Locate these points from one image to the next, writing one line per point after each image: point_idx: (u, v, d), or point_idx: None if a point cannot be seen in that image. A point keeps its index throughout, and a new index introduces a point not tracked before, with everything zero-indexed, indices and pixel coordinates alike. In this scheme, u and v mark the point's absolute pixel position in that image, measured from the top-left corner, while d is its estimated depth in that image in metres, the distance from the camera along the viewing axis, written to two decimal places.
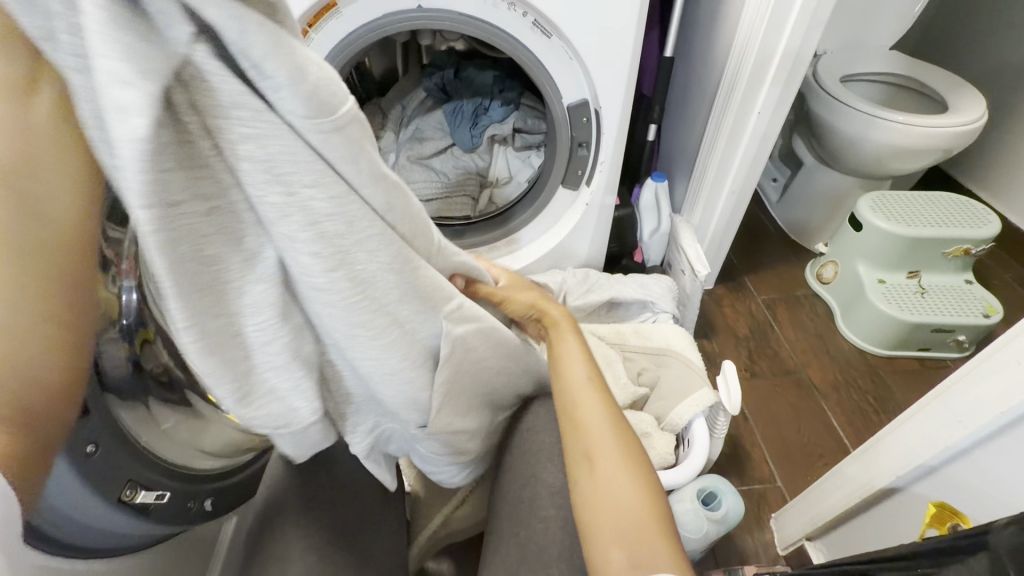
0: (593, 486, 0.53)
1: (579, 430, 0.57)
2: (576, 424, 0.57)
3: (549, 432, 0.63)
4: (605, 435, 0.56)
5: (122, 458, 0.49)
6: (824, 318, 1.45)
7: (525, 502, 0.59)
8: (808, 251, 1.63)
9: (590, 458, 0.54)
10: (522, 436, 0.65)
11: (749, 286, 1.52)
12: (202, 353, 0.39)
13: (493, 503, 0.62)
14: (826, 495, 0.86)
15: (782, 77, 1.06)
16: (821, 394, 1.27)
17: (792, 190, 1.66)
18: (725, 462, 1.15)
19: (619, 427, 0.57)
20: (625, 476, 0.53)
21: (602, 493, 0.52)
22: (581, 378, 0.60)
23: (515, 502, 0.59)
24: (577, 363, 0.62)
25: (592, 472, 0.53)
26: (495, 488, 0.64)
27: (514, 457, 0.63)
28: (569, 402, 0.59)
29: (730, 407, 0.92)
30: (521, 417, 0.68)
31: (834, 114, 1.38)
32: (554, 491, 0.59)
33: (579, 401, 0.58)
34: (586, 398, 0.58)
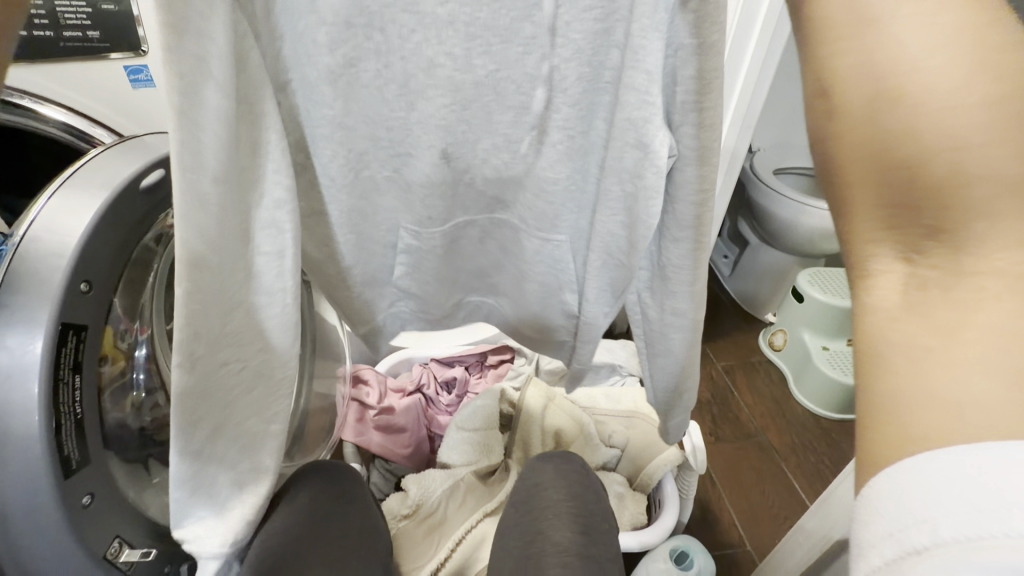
0: (888, 385, 0.26)
1: (885, 262, 0.28)
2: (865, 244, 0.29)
3: (545, 474, 0.73)
4: (999, 326, 0.24)
5: (110, 510, 0.53)
6: (779, 383, 1.55)
7: (533, 558, 0.62)
8: (758, 320, 1.77)
9: (909, 350, 0.26)
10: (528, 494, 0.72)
11: (709, 353, 1.62)
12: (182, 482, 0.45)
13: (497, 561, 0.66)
14: (792, 553, 0.92)
15: (721, 170, 1.22)
16: (781, 455, 1.36)
17: (742, 265, 1.80)
18: (693, 522, 1.21)
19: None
20: (1004, 303, 0.24)
21: (880, 250, 0.28)
22: (988, 120, 0.24)
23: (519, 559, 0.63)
24: (977, 64, 0.24)
25: (945, 466, 0.22)
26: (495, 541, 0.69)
27: (524, 514, 0.69)
28: (931, 188, 0.25)
29: (695, 466, 0.96)
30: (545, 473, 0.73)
31: (770, 201, 1.56)
32: (561, 548, 0.63)
33: (977, 199, 0.24)
34: (918, 46, 0.25)
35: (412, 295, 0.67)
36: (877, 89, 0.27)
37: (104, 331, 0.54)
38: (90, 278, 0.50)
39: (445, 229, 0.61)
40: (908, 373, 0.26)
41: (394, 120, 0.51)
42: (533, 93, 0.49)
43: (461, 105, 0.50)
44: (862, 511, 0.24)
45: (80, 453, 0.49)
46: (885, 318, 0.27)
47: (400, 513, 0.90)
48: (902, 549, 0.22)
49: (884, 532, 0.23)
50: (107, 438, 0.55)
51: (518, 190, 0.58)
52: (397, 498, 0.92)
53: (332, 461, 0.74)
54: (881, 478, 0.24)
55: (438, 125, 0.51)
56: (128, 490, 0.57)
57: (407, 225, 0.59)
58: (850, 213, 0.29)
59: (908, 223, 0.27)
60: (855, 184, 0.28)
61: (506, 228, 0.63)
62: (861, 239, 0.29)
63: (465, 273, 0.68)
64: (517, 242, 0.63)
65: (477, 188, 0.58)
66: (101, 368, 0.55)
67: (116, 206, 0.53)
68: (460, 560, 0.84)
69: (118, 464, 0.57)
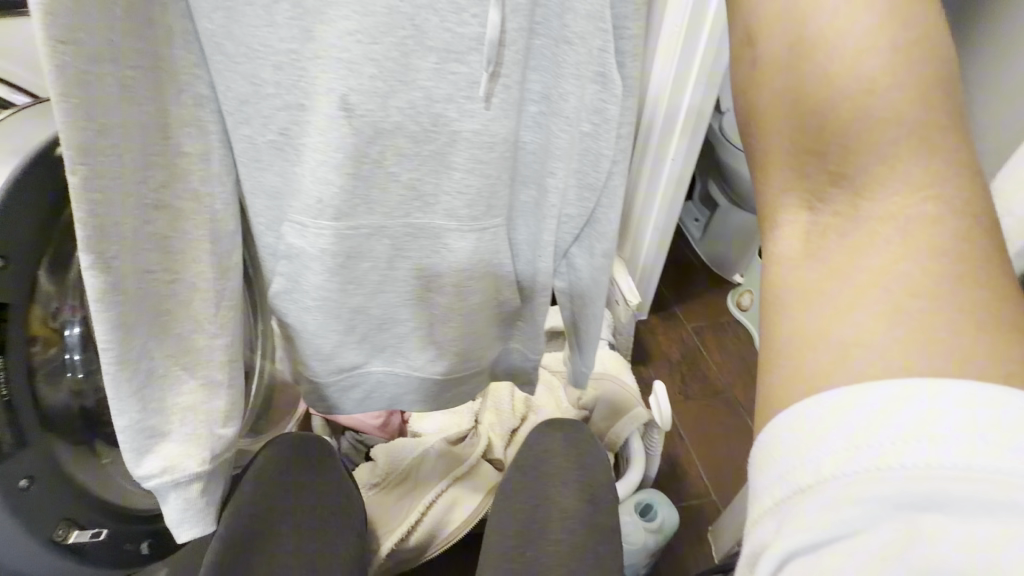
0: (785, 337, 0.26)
1: (793, 213, 0.27)
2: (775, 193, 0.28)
3: (555, 441, 0.74)
4: (887, 271, 0.24)
5: (55, 492, 0.52)
6: (745, 341, 1.59)
7: (536, 522, 0.65)
8: (727, 281, 1.80)
9: (811, 297, 0.26)
10: (528, 458, 0.73)
11: (678, 314, 1.65)
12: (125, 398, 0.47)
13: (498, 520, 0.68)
14: (751, 500, 0.96)
15: (687, 129, 1.20)
16: (745, 408, 1.41)
17: (712, 227, 1.81)
18: (662, 476, 1.26)
19: (949, 257, 0.23)
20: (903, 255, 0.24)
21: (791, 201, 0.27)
22: (885, 70, 0.24)
23: (521, 522, 0.65)
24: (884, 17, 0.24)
25: (837, 411, 0.23)
26: (495, 504, 0.71)
27: (532, 477, 0.70)
28: (835, 133, 0.25)
29: (660, 423, 0.98)
30: (550, 436, 0.75)
31: (737, 160, 1.56)
32: (565, 515, 0.65)
33: (875, 147, 0.24)
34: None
35: (309, 311, 0.62)
36: (792, 39, 0.26)
37: (32, 310, 0.52)
38: (7, 253, 0.48)
39: (338, 228, 0.55)
40: (808, 322, 0.25)
41: (288, 54, 0.47)
42: (462, 29, 0.47)
43: (374, 29, 0.45)
44: (761, 454, 0.25)
45: (13, 436, 0.48)
46: (790, 266, 0.27)
47: (370, 482, 0.93)
48: (793, 488, 0.23)
49: (778, 473, 0.24)
50: (46, 419, 0.53)
51: (440, 176, 0.55)
52: (366, 469, 0.95)
53: (281, 435, 0.72)
54: (780, 421, 0.24)
55: (340, 57, 0.46)
56: (75, 469, 0.56)
57: (293, 218, 0.55)
58: (762, 163, 0.28)
59: (813, 171, 0.26)
60: (768, 132, 0.27)
61: (426, 233, 0.59)
62: (773, 190, 0.28)
63: (361, 321, 0.64)
64: (439, 250, 0.60)
65: (390, 170, 0.54)
66: (31, 348, 0.52)
67: (32, 174, 0.49)
68: (432, 523, 0.86)
69: (62, 445, 0.55)
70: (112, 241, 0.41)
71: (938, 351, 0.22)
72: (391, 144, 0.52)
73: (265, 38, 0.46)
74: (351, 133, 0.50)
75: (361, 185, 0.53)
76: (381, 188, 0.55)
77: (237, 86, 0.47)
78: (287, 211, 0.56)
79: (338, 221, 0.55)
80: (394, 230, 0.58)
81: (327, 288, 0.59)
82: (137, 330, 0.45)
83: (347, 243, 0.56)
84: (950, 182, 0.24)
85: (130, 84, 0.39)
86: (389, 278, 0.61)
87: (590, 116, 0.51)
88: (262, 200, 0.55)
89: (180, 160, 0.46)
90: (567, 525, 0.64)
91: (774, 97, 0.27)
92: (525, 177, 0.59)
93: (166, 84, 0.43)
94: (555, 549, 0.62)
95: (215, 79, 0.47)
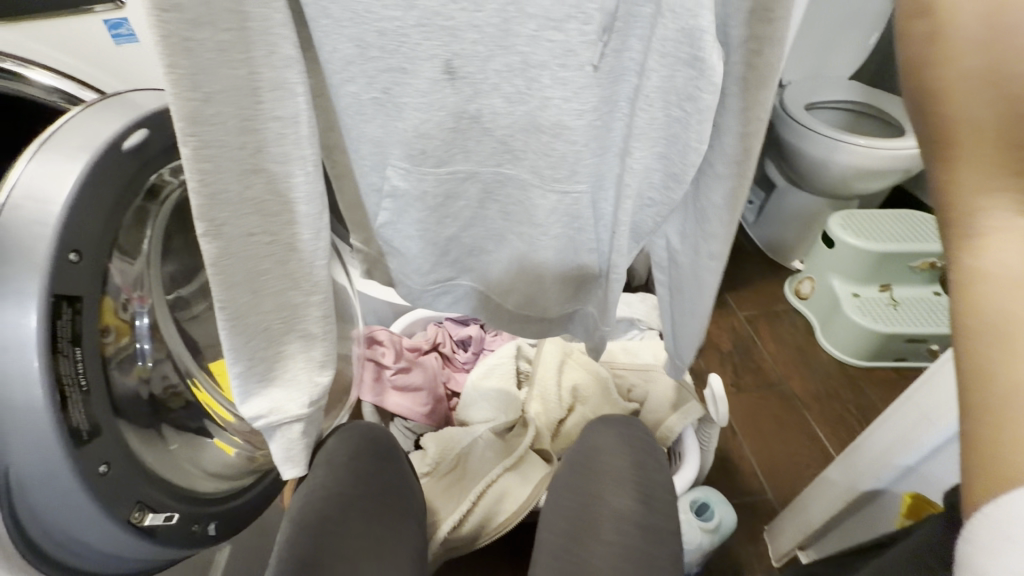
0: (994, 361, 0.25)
1: (1003, 218, 0.25)
2: (975, 204, 0.26)
3: (607, 438, 0.72)
4: None
5: (129, 477, 0.54)
6: (804, 332, 1.50)
7: (585, 518, 0.63)
8: (784, 267, 1.70)
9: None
10: (581, 451, 0.72)
11: (731, 303, 1.57)
12: (235, 349, 0.50)
13: (547, 516, 0.66)
14: (815, 503, 0.91)
15: None
16: (804, 401, 1.34)
17: (768, 210, 1.71)
18: (714, 472, 1.21)
19: None
20: None
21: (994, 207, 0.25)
22: None
23: (571, 519, 0.63)
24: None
25: None
26: (549, 496, 0.69)
27: (582, 471, 0.68)
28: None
29: (717, 419, 0.94)
30: (597, 429, 0.74)
31: (801, 138, 1.45)
32: (619, 515, 0.62)
33: None
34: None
35: (411, 241, 0.62)
36: (996, 43, 0.24)
37: (103, 302, 0.53)
38: (79, 247, 0.49)
39: (437, 174, 0.56)
40: (1021, 341, 0.25)
41: (392, 22, 0.46)
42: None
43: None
44: (1001, 521, 0.24)
45: (91, 424, 0.49)
46: (1005, 284, 0.25)
47: (420, 471, 0.92)
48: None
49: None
50: (118, 407, 0.55)
51: (532, 136, 0.53)
52: (416, 458, 0.95)
53: (353, 422, 0.74)
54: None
55: (446, 24, 0.46)
56: (143, 454, 0.58)
57: (396, 162, 0.56)
58: (948, 168, 0.27)
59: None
60: (975, 139, 0.25)
61: (513, 183, 0.58)
62: (963, 197, 0.26)
63: (454, 247, 0.65)
64: (524, 203, 0.59)
65: (485, 126, 0.53)
66: (103, 339, 0.54)
67: (96, 169, 0.50)
68: (483, 512, 0.86)
69: (132, 432, 0.57)
70: (216, 207, 0.43)
71: None
72: (478, 108, 0.52)
73: (369, 5, 0.45)
74: (453, 95, 0.51)
75: (462, 133, 0.54)
76: (481, 133, 0.54)
77: (343, 48, 0.47)
78: (390, 155, 0.56)
79: (440, 167, 0.56)
80: (486, 180, 0.58)
81: (428, 223, 0.61)
82: (243, 292, 0.48)
83: (443, 187, 0.58)
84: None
85: (226, 48, 0.39)
86: (490, 235, 0.64)
87: (679, 102, 0.46)
88: (364, 143, 0.55)
89: (273, 124, 0.44)
90: (619, 526, 0.61)
91: (959, 101, 0.25)
92: (614, 162, 0.54)
93: (252, 37, 0.40)
94: (609, 550, 0.59)
95: (322, 41, 0.47)
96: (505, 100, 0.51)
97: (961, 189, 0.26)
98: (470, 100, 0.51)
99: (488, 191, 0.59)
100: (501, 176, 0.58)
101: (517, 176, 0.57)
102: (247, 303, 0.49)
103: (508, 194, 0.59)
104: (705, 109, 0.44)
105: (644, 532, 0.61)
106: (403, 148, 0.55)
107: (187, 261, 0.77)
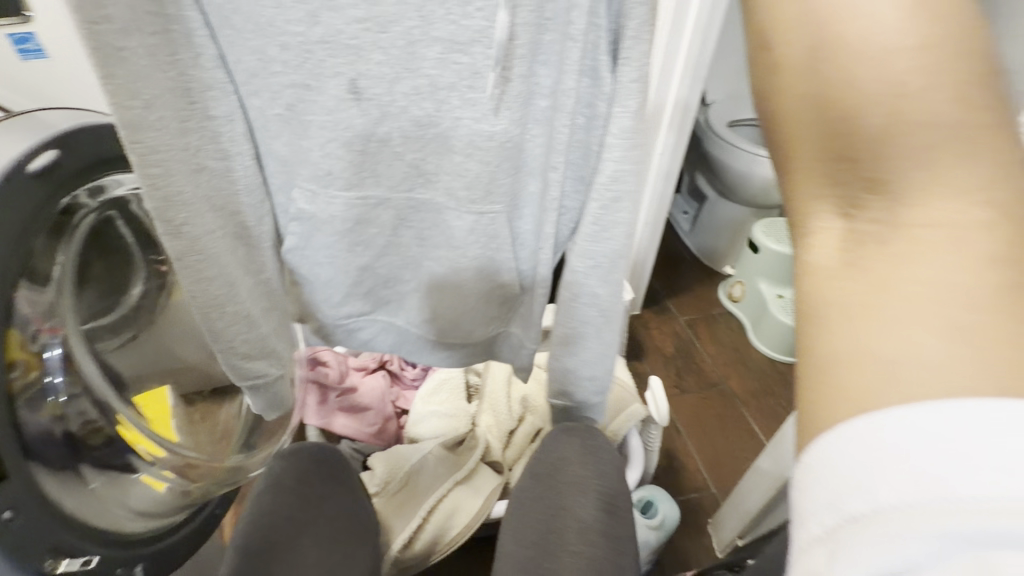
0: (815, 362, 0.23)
1: (824, 221, 0.24)
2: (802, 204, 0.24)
3: (572, 451, 0.70)
4: (928, 285, 0.21)
5: (42, 523, 0.50)
6: (738, 333, 1.60)
7: (555, 536, 0.65)
8: (718, 273, 1.81)
9: (855, 315, 0.22)
10: (545, 463, 0.71)
11: (671, 308, 1.65)
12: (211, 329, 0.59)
13: (509, 526, 0.68)
14: (751, 493, 0.97)
15: (673, 125, 1.20)
16: (740, 397, 1.43)
17: (701, 219, 1.82)
18: (661, 470, 1.26)
19: (1000, 263, 0.21)
20: (946, 267, 0.21)
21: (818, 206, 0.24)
22: (920, 62, 0.21)
23: (542, 532, 0.65)
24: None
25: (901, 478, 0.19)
26: (510, 510, 0.69)
27: (547, 483, 0.70)
28: (871, 139, 0.22)
29: (659, 418, 0.98)
30: (556, 440, 0.72)
31: (725, 152, 1.56)
32: (583, 525, 0.65)
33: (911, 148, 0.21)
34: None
35: (319, 267, 0.64)
36: (824, 23, 0.22)
37: (9, 335, 0.50)
38: None
39: (349, 198, 0.58)
40: (841, 347, 0.22)
41: (295, 36, 0.47)
42: (468, 20, 0.46)
43: (382, 19, 0.47)
44: (802, 482, 0.22)
45: None
46: (827, 283, 0.24)
47: (369, 491, 0.91)
48: (842, 516, 0.20)
49: (824, 501, 0.21)
50: (29, 449, 0.51)
51: (442, 156, 0.56)
52: (365, 478, 0.93)
53: (303, 446, 0.72)
54: (825, 457, 0.21)
55: (347, 43, 0.48)
56: (59, 497, 0.54)
57: (302, 184, 0.58)
58: (785, 166, 0.25)
59: (848, 178, 0.23)
60: (792, 137, 0.24)
61: (427, 208, 0.61)
62: (798, 196, 0.25)
63: (367, 277, 0.67)
64: (440, 225, 0.62)
65: (396, 150, 0.55)
66: (10, 375, 0.50)
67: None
68: (435, 527, 0.86)
69: (47, 474, 0.54)
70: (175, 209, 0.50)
71: (986, 374, 0.20)
72: (395, 127, 0.53)
73: (272, 16, 0.47)
74: (359, 115, 0.52)
75: (376, 154, 0.55)
76: (400, 157, 0.56)
77: (247, 59, 0.49)
78: (296, 177, 0.58)
79: (351, 191, 0.58)
80: (400, 198, 0.60)
81: (349, 243, 0.62)
82: (206, 283, 0.55)
83: (355, 212, 0.59)
84: (1003, 178, 0.21)
85: (155, 52, 0.43)
86: (422, 251, 0.65)
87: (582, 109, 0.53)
88: (274, 164, 0.57)
89: (208, 123, 0.50)
90: (588, 539, 0.63)
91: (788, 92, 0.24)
92: (540, 177, 0.57)
93: (177, 41, 0.45)
94: (577, 561, 0.61)
95: (226, 51, 0.49)
96: (416, 120, 0.53)
97: (792, 191, 0.25)
98: (387, 121, 0.53)
99: (416, 210, 0.61)
100: (424, 200, 0.60)
101: (439, 201, 0.60)
102: (215, 293, 0.57)
103: (430, 214, 0.61)
104: (599, 114, 0.52)
105: (610, 541, 0.63)
106: (321, 168, 0.56)
107: (109, 285, 0.73)
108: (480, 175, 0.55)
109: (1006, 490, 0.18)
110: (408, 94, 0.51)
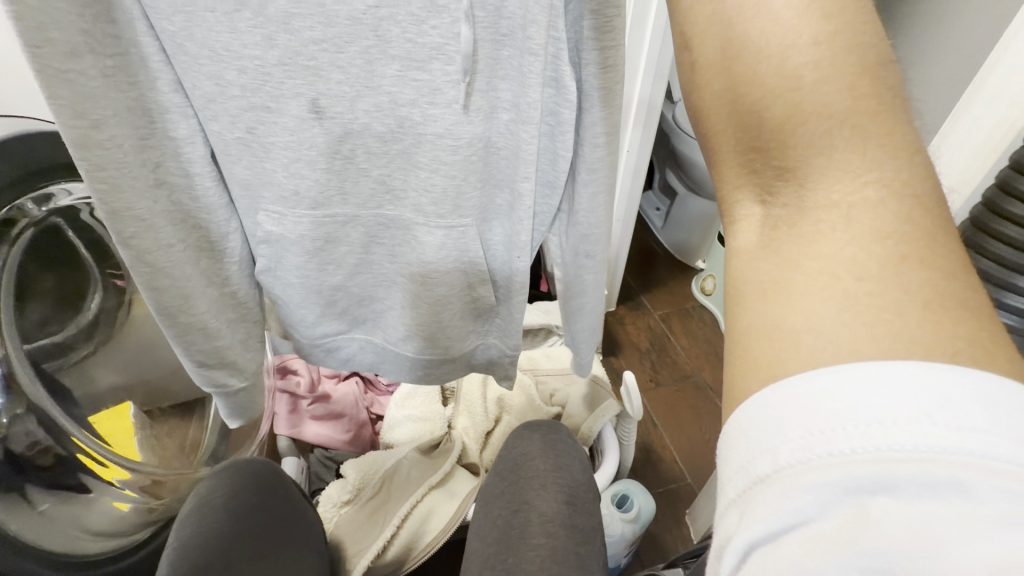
0: (738, 336, 0.24)
1: (746, 208, 0.26)
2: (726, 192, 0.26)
3: (534, 444, 0.73)
4: (829, 259, 0.22)
5: None
6: (711, 325, 1.62)
7: (518, 528, 0.64)
8: (691, 267, 1.84)
9: (769, 290, 0.24)
10: (509, 460, 0.72)
11: (645, 304, 1.67)
12: (178, 340, 0.58)
13: (476, 526, 0.67)
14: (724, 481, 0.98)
15: (640, 123, 1.22)
16: (712, 387, 1.45)
17: (672, 215, 1.84)
18: (638, 464, 1.28)
19: (892, 239, 0.22)
20: (843, 241, 0.22)
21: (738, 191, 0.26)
22: (811, 59, 0.22)
23: (503, 528, 0.65)
24: (810, 3, 0.23)
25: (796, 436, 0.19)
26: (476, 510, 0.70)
27: (512, 481, 0.70)
28: (772, 130, 0.24)
29: (632, 412, 0.99)
30: (524, 438, 0.74)
31: (693, 149, 1.59)
32: (547, 518, 0.65)
33: (809, 136, 0.23)
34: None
35: (292, 287, 0.63)
36: (729, 31, 0.24)
37: None
38: None
39: (316, 216, 0.57)
40: (757, 319, 0.24)
41: (252, 60, 0.47)
42: (424, 38, 0.46)
43: (338, 40, 0.46)
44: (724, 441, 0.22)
45: None
46: (749, 263, 0.25)
47: (340, 500, 0.90)
48: (750, 477, 0.20)
49: (738, 464, 0.21)
50: None
51: (409, 172, 0.55)
52: (335, 486, 0.91)
53: (256, 461, 0.72)
54: (741, 421, 0.22)
55: (306, 64, 0.47)
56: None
57: (270, 207, 0.56)
58: (714, 161, 0.27)
59: (760, 166, 0.25)
60: (713, 129, 0.26)
61: (396, 225, 0.59)
62: (722, 186, 0.27)
63: (342, 298, 0.66)
64: (411, 242, 0.60)
65: (362, 167, 0.54)
66: None
67: None
68: (408, 534, 0.84)
69: None
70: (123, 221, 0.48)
71: (883, 342, 0.20)
72: (351, 136, 0.52)
73: (229, 42, 0.46)
74: (323, 135, 0.51)
75: (343, 167, 0.54)
76: (355, 167, 0.54)
77: (203, 85, 0.48)
78: (261, 202, 0.57)
79: (316, 209, 0.56)
80: (369, 215, 0.58)
81: (315, 259, 0.60)
82: (171, 295, 0.54)
83: (323, 230, 0.58)
84: (891, 161, 0.22)
85: (100, 69, 0.42)
86: (381, 264, 0.63)
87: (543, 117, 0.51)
88: (238, 189, 0.56)
89: (167, 144, 0.50)
90: (547, 530, 0.63)
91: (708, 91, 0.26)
92: (500, 179, 0.57)
93: (134, 63, 0.45)
94: (540, 553, 0.61)
95: (181, 78, 0.48)
96: (380, 138, 0.52)
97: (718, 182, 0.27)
98: (346, 130, 0.51)
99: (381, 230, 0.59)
100: (390, 219, 0.59)
101: (401, 212, 0.58)
102: (176, 305, 0.55)
103: (390, 226, 0.60)
104: (563, 122, 0.49)
105: (571, 533, 0.63)
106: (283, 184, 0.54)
107: (59, 301, 0.70)
108: (445, 188, 0.55)
109: (890, 439, 0.18)
110: (368, 111, 0.50)
